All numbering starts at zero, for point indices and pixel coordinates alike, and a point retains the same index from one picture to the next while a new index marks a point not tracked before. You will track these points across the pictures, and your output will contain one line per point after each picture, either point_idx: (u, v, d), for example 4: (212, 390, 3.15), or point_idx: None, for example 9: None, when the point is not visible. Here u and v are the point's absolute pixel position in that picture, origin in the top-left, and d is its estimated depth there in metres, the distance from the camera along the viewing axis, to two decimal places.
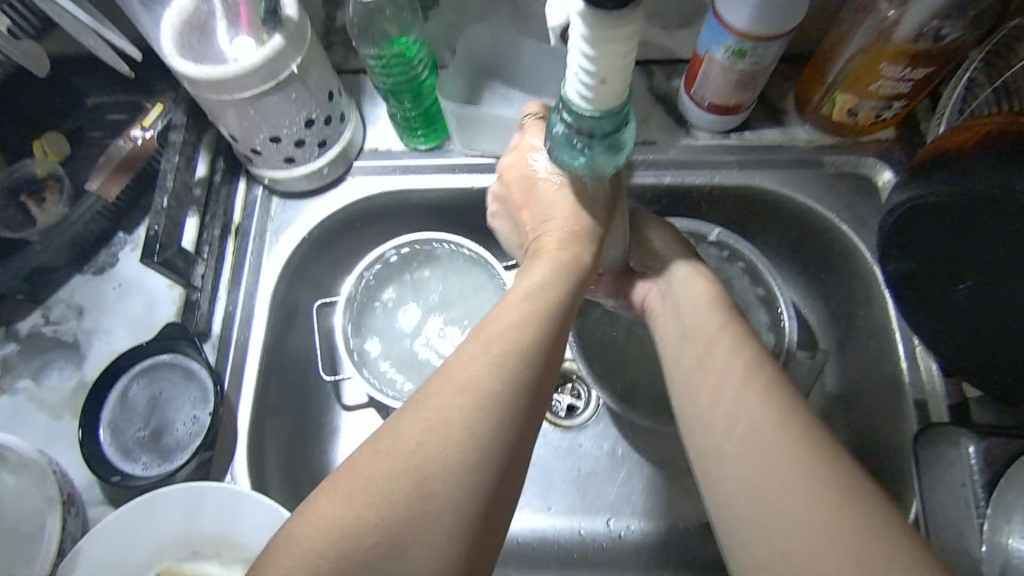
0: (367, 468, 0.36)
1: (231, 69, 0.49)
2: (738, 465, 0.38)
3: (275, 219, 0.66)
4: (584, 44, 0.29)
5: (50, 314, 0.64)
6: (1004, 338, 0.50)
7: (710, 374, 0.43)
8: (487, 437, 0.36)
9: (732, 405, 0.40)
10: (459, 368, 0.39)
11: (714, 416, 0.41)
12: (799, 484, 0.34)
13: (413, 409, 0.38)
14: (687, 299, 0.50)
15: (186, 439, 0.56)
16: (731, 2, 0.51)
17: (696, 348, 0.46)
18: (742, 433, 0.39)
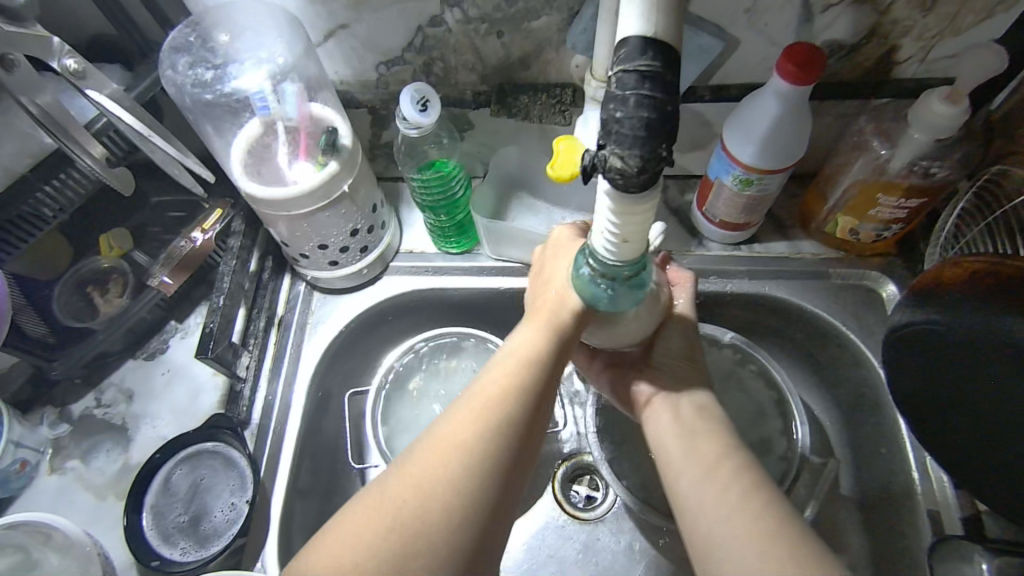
0: (363, 527, 0.41)
1: (292, 192, 0.55)
2: (715, 520, 0.43)
3: (315, 312, 0.71)
4: (609, 213, 0.34)
5: (102, 397, 0.68)
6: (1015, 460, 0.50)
7: (706, 464, 0.46)
8: (463, 502, 0.42)
9: (724, 504, 0.43)
10: (444, 439, 0.44)
11: (709, 518, 0.43)
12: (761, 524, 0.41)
13: (401, 472, 0.44)
14: (684, 393, 0.53)
15: (223, 526, 0.60)
16: (738, 139, 0.57)
17: (693, 441, 0.48)
18: (734, 531, 0.41)
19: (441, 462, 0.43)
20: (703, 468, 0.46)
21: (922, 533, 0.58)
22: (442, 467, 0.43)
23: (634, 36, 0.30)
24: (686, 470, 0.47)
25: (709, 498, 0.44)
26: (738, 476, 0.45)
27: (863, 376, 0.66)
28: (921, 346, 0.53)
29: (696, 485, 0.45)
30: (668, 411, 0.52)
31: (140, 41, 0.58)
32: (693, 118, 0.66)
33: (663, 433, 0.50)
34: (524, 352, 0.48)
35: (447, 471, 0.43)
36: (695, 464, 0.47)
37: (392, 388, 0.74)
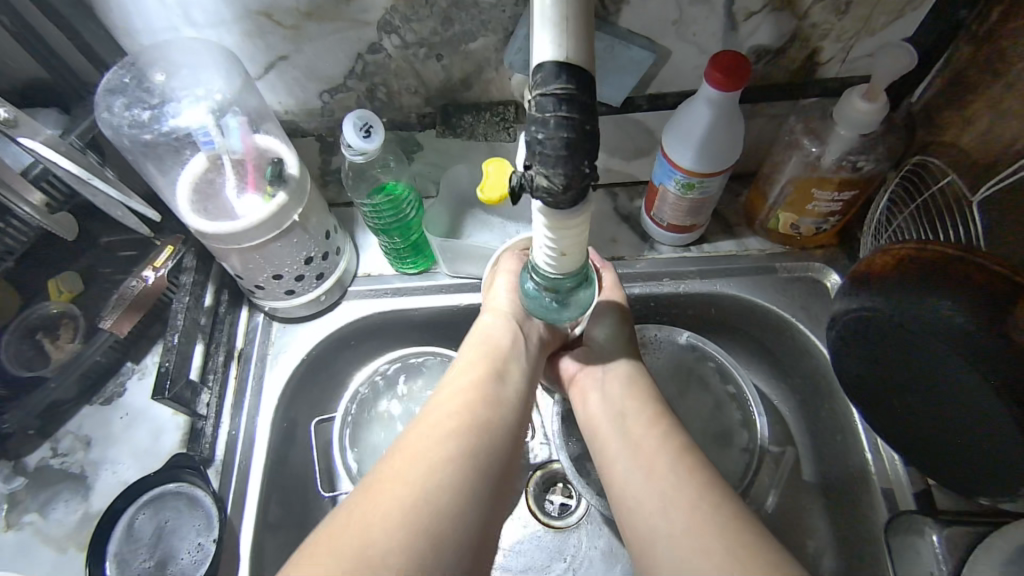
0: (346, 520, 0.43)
1: (242, 224, 0.55)
2: (653, 506, 0.47)
3: (275, 342, 0.71)
4: (546, 230, 0.35)
5: (58, 446, 0.66)
6: (949, 432, 0.52)
7: (638, 450, 0.51)
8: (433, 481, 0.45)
9: (652, 470, 0.49)
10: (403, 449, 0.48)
11: (636, 483, 0.49)
12: (706, 519, 0.44)
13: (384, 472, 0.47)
14: (613, 379, 0.58)
15: (191, 567, 0.58)
16: (675, 146, 0.59)
17: (623, 422, 0.54)
18: (672, 514, 0.45)
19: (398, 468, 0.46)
20: (632, 447, 0.51)
21: (879, 511, 0.60)
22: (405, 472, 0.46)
23: (549, 62, 0.31)
24: (617, 446, 0.52)
25: (636, 469, 0.49)
26: (664, 443, 0.50)
27: (814, 364, 0.69)
28: (865, 337, 0.54)
29: (631, 472, 0.50)
30: (603, 397, 0.57)
31: (76, 84, 0.57)
32: (634, 126, 0.68)
33: (598, 419, 0.56)
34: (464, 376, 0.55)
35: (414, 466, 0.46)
36: (625, 441, 0.52)
37: (359, 412, 0.74)
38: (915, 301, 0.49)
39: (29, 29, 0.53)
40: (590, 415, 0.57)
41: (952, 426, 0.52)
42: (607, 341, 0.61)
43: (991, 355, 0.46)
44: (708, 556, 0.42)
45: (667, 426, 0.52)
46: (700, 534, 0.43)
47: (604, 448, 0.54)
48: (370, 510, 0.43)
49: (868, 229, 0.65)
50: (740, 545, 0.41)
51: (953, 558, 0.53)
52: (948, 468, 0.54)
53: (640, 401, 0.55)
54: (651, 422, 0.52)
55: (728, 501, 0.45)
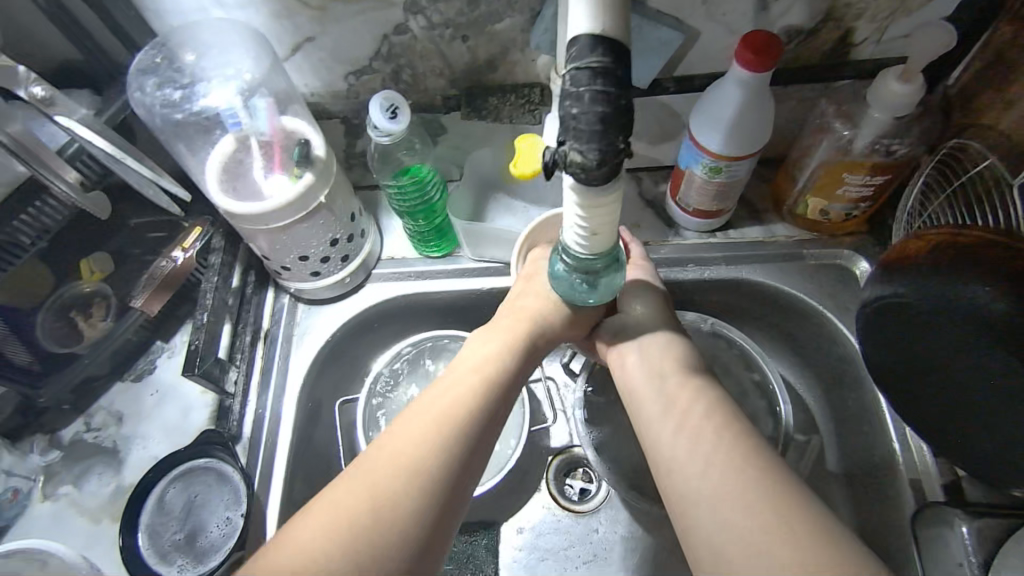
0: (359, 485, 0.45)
1: (270, 204, 0.56)
2: (694, 468, 0.46)
3: (300, 323, 0.72)
4: (577, 208, 0.36)
5: (91, 422, 0.68)
6: (982, 420, 0.51)
7: (679, 415, 0.50)
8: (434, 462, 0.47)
9: (695, 435, 0.48)
10: (404, 442, 0.47)
11: (678, 446, 0.48)
12: (750, 486, 0.43)
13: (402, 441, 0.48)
14: (651, 345, 0.57)
15: (220, 540, 0.60)
16: (703, 129, 0.58)
17: (665, 386, 0.53)
18: (714, 477, 0.45)
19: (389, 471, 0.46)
20: (673, 410, 0.50)
21: (906, 502, 0.59)
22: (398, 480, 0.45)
23: (583, 34, 0.31)
24: (657, 409, 0.52)
25: (678, 432, 0.49)
26: (705, 409, 0.50)
27: (841, 352, 0.68)
28: (901, 318, 0.53)
29: (671, 433, 0.49)
30: (641, 359, 0.56)
31: (109, 65, 0.58)
32: (660, 109, 0.67)
33: (638, 381, 0.55)
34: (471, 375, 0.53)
35: (412, 470, 0.45)
36: (666, 405, 0.51)
37: (382, 393, 0.74)
38: (946, 274, 0.49)
39: (64, 10, 0.54)
40: (630, 377, 0.56)
41: (986, 417, 0.51)
42: (647, 306, 0.60)
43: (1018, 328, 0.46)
44: (752, 521, 0.42)
45: (706, 392, 0.51)
46: (744, 500, 0.43)
47: (644, 409, 0.53)
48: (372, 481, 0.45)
49: (900, 213, 0.63)
50: (784, 514, 0.41)
51: (982, 551, 0.52)
52: (983, 461, 0.52)
53: (680, 367, 0.54)
54: (691, 388, 0.52)
55: (773, 469, 0.45)
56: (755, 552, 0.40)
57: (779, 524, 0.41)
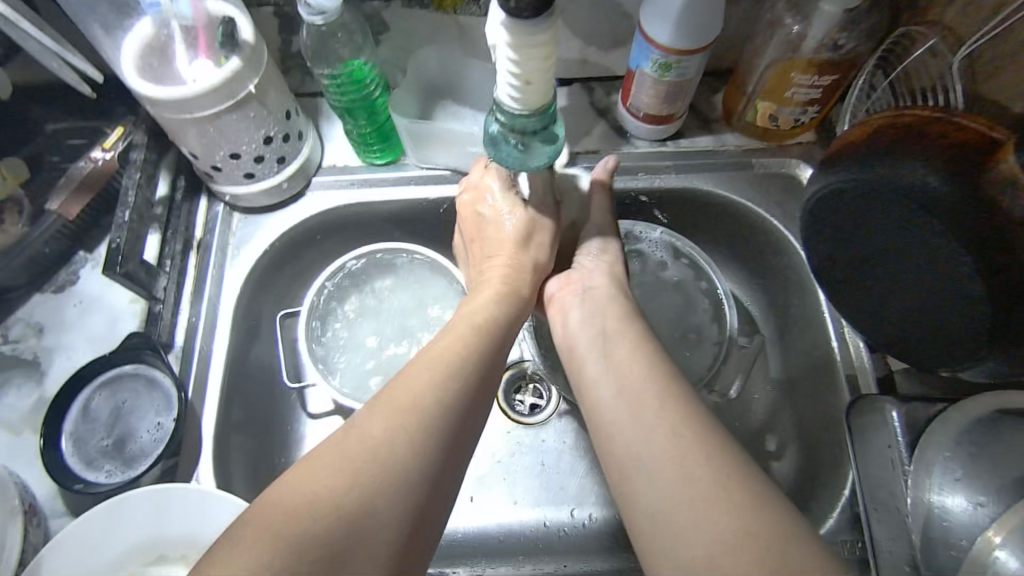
0: (334, 475, 0.39)
1: (191, 89, 0.52)
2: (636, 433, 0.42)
3: (237, 233, 0.68)
4: (507, 53, 0.34)
5: (9, 333, 0.64)
6: (906, 296, 0.53)
7: (616, 369, 0.46)
8: (431, 431, 0.42)
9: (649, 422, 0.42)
10: (399, 404, 0.43)
11: (615, 410, 0.44)
12: (695, 463, 0.39)
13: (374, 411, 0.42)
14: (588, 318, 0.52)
15: (150, 446, 0.57)
16: (652, 20, 0.56)
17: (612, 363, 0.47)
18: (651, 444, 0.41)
19: (401, 428, 0.41)
20: (620, 392, 0.45)
21: (841, 395, 0.61)
22: (414, 438, 0.41)
23: None
24: (604, 385, 0.46)
25: (616, 409, 0.44)
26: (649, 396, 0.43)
27: (785, 258, 0.68)
28: (840, 212, 0.54)
29: (611, 397, 0.45)
30: (583, 317, 0.53)
31: None
32: (611, 7, 0.64)
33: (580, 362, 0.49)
34: (473, 316, 0.51)
35: (406, 437, 0.41)
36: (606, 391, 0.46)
37: (326, 308, 0.72)
38: (888, 162, 0.48)
39: None
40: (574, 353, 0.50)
41: (906, 287, 0.52)
42: (597, 265, 0.58)
43: (967, 227, 0.45)
44: (688, 494, 0.38)
45: (654, 365, 0.46)
46: (692, 487, 0.38)
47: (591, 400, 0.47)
48: (343, 466, 0.39)
49: (850, 95, 0.64)
50: (735, 504, 0.37)
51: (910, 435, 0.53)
52: (902, 341, 0.55)
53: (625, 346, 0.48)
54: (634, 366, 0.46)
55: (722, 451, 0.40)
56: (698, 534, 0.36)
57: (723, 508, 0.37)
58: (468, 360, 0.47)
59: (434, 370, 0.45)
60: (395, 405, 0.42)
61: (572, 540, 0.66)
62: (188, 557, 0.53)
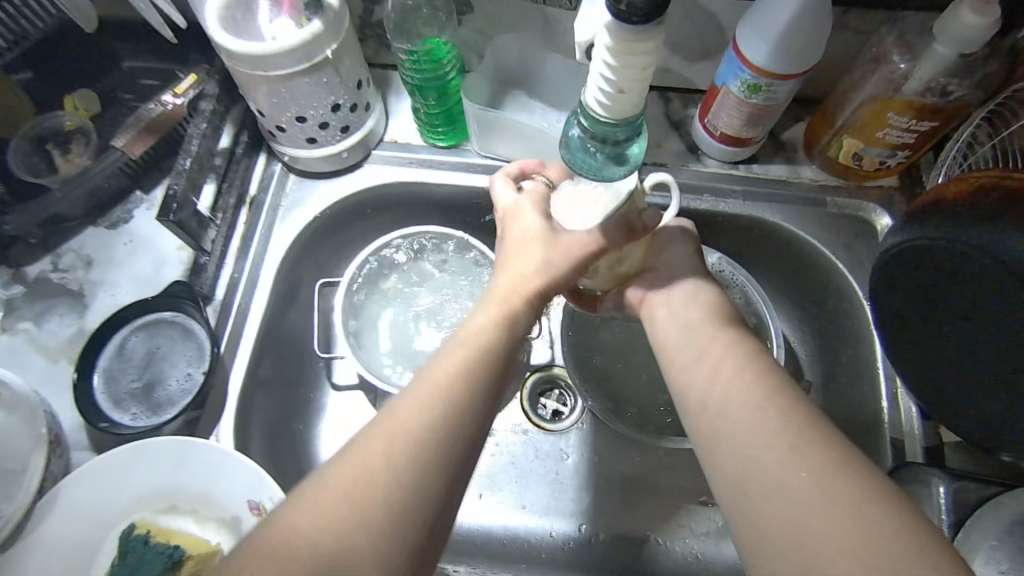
0: (316, 509, 0.35)
1: (270, 46, 0.51)
2: (728, 418, 0.40)
3: (291, 195, 0.68)
4: (606, 55, 0.31)
5: (59, 262, 0.64)
6: (976, 366, 0.50)
7: (709, 355, 0.45)
8: (421, 464, 0.37)
9: (762, 434, 0.38)
10: (386, 434, 0.38)
11: (706, 387, 0.43)
12: (784, 438, 0.37)
13: (359, 443, 0.38)
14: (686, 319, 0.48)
15: (178, 395, 0.57)
16: (750, 37, 0.53)
17: (712, 370, 0.44)
18: (741, 419, 0.40)
19: (410, 454, 0.38)
20: (712, 374, 0.43)
21: (884, 459, 0.58)
22: (424, 456, 0.38)
23: None
24: (695, 372, 0.44)
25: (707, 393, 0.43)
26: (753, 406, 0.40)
27: (845, 305, 0.65)
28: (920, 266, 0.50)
29: (700, 375, 0.44)
30: (671, 309, 0.50)
31: None
32: (705, 18, 0.61)
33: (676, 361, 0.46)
34: (477, 333, 0.44)
35: (393, 474, 0.37)
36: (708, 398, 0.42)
37: (366, 283, 0.71)
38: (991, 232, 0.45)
39: None
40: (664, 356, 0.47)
41: (978, 359, 0.49)
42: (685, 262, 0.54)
43: None
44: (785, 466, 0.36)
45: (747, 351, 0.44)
46: (784, 466, 0.36)
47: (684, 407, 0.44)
48: (319, 500, 0.36)
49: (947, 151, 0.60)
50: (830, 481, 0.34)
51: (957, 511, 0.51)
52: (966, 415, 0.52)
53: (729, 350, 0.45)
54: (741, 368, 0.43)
55: (817, 431, 0.37)
56: (795, 507, 0.34)
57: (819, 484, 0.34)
58: (478, 374, 0.43)
59: (429, 390, 0.41)
60: (384, 433, 0.38)
61: (577, 558, 0.64)
62: (198, 513, 0.54)
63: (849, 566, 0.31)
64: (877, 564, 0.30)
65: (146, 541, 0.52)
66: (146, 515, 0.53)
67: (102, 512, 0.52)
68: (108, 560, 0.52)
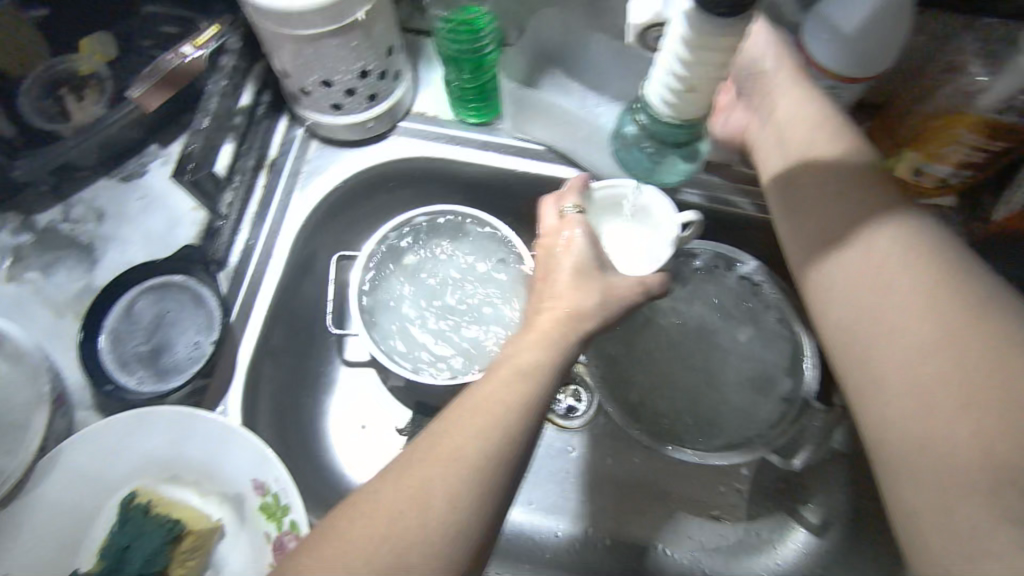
0: (360, 528, 0.33)
1: (298, 3, 0.48)
2: (840, 267, 0.41)
3: (311, 161, 0.66)
4: (679, 49, 0.30)
5: (70, 212, 0.62)
6: None
7: (816, 199, 0.44)
8: (478, 495, 0.34)
9: (872, 283, 0.39)
10: (438, 457, 0.35)
11: (809, 243, 0.44)
12: (897, 283, 0.37)
13: (403, 463, 0.35)
14: (831, 209, 0.43)
15: (186, 363, 0.56)
16: (815, 35, 0.49)
17: (825, 212, 0.43)
18: (854, 266, 0.40)
19: (454, 489, 0.34)
20: (816, 222, 0.43)
21: None
22: (481, 483, 0.35)
23: None
24: (802, 218, 0.45)
25: (819, 244, 0.43)
26: (929, 342, 0.35)
27: None
28: None
29: (808, 229, 0.44)
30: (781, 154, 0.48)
31: None
32: None
33: (822, 253, 0.43)
34: (530, 349, 0.40)
35: (450, 504, 0.34)
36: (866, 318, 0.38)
37: (383, 259, 0.68)
38: None
39: None
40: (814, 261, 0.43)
41: None
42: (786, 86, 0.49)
43: None
44: (897, 312, 0.37)
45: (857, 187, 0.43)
46: (903, 316, 0.36)
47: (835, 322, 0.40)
48: (363, 521, 0.33)
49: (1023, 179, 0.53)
50: (942, 321, 0.35)
51: None
52: None
53: (901, 252, 0.38)
54: (920, 286, 0.37)
55: (946, 272, 0.37)
56: (904, 351, 0.35)
57: (931, 325, 0.35)
58: (522, 413, 0.37)
59: (487, 410, 0.37)
60: (438, 455, 0.35)
61: (580, 557, 0.63)
62: (200, 484, 0.53)
63: (951, 414, 0.32)
64: (967, 402, 0.32)
65: (146, 512, 0.51)
66: (146, 484, 0.53)
67: (100, 479, 0.51)
68: (107, 525, 0.51)
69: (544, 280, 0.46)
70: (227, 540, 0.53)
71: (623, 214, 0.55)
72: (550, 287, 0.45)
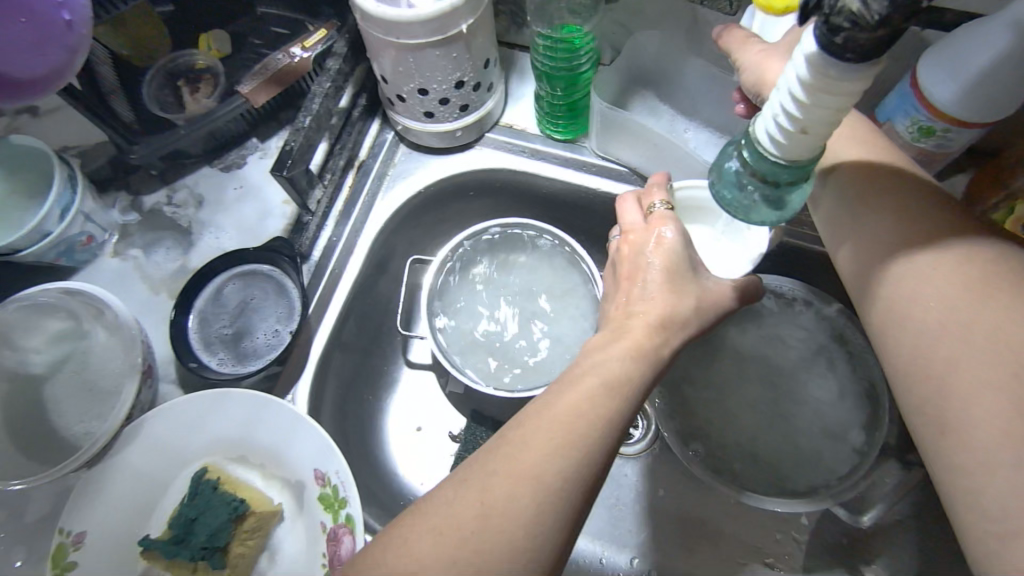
0: (428, 538, 0.33)
1: (407, 14, 0.49)
2: (889, 299, 0.37)
3: (398, 165, 0.68)
4: (798, 88, 0.28)
5: (173, 197, 0.66)
6: None
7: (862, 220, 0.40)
8: (547, 515, 0.34)
9: (924, 317, 0.35)
10: (504, 472, 0.34)
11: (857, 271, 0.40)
12: (955, 319, 0.33)
13: (471, 477, 0.35)
14: (874, 226, 0.39)
15: (264, 349, 0.58)
16: (934, 75, 0.46)
17: (869, 237, 0.39)
18: (905, 296, 0.36)
19: (521, 503, 0.33)
20: (862, 248, 0.39)
21: None
22: (550, 501, 0.34)
23: None
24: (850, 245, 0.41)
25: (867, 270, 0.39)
26: (959, 325, 0.33)
27: None
28: None
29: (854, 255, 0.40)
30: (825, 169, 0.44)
31: None
32: None
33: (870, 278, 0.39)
34: (607, 360, 0.39)
35: (518, 521, 0.33)
36: (891, 299, 0.37)
37: (456, 266, 0.69)
38: None
39: None
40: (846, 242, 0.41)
41: None
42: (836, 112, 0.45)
43: None
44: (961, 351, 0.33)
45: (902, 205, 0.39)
46: (966, 355, 0.32)
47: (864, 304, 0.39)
48: (432, 528, 0.33)
49: None
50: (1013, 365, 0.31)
51: None
52: None
53: (946, 278, 0.35)
54: (957, 278, 0.34)
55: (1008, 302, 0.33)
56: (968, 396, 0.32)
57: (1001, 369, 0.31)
58: (600, 428, 0.36)
59: (557, 424, 0.36)
60: (503, 471, 0.35)
61: None
62: (265, 468, 0.55)
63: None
64: None
65: (215, 489, 0.53)
66: (216, 461, 0.55)
67: (177, 451, 0.54)
68: (179, 495, 0.54)
69: (630, 277, 0.44)
70: (285, 525, 0.55)
71: (716, 225, 0.57)
72: (633, 294, 0.43)
